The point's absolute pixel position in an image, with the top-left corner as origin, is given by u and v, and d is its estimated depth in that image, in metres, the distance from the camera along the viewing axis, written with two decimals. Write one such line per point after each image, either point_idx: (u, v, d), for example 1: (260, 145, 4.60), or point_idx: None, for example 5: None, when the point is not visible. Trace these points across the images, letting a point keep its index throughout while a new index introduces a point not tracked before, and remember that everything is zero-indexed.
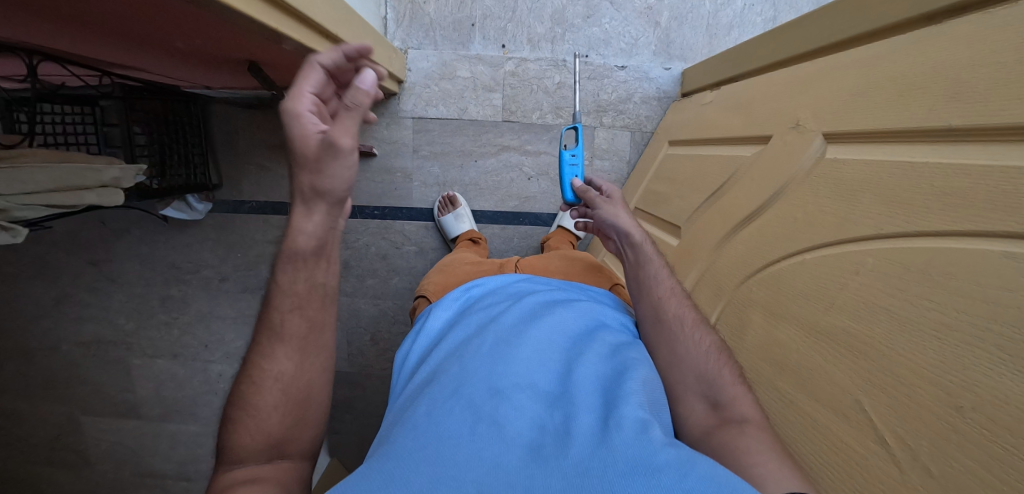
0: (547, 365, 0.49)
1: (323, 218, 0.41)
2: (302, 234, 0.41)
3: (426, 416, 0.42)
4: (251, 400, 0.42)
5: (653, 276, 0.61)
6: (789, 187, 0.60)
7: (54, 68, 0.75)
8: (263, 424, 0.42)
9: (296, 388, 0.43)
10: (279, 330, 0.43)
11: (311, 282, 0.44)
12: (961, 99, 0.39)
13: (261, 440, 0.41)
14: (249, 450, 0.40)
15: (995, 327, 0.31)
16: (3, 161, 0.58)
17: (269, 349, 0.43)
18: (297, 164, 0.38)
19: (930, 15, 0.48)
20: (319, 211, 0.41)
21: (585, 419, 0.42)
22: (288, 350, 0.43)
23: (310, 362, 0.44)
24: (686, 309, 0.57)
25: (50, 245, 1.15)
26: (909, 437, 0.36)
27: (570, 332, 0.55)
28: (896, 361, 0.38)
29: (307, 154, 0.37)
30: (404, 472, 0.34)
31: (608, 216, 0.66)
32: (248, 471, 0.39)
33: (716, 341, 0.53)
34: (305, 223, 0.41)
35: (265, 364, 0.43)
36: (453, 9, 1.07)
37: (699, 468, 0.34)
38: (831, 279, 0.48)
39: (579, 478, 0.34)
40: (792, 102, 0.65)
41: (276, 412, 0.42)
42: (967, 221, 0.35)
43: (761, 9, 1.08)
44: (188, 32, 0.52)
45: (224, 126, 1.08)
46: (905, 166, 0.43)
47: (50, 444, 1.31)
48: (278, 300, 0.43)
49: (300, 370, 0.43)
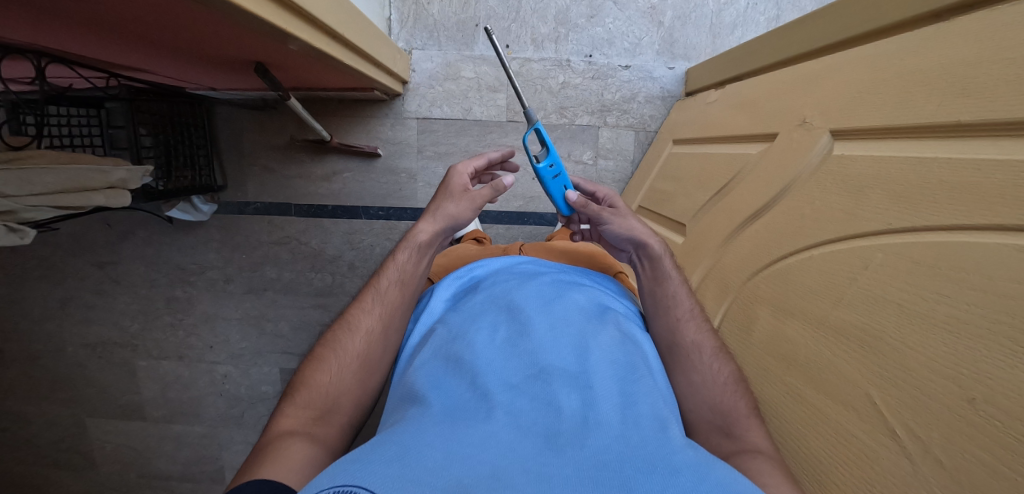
0: (562, 350, 0.48)
1: (440, 228, 0.61)
2: (423, 232, 0.61)
3: (439, 403, 0.42)
4: (342, 345, 0.54)
5: (672, 295, 0.61)
6: (796, 184, 0.60)
7: (62, 71, 0.76)
8: (328, 379, 0.52)
9: (376, 345, 0.55)
10: (381, 294, 0.59)
11: (404, 271, 0.60)
12: (969, 95, 0.39)
13: (343, 379, 0.52)
14: (330, 386, 0.51)
15: (1004, 318, 0.31)
16: (11, 161, 0.58)
17: (369, 306, 0.57)
18: (446, 194, 0.62)
19: (937, 13, 0.48)
20: (440, 224, 0.61)
21: (601, 409, 0.40)
22: (382, 311, 0.57)
23: (391, 328, 0.57)
24: (704, 337, 0.57)
25: (56, 247, 1.15)
26: (920, 429, 0.36)
27: (585, 319, 0.54)
28: (907, 355, 0.38)
29: (455, 191, 0.62)
30: (417, 447, 0.34)
31: (622, 230, 0.64)
32: (303, 414, 0.48)
33: (734, 374, 0.53)
34: (427, 226, 0.61)
35: (348, 325, 0.56)
36: (456, 9, 1.07)
37: (718, 473, 0.33)
38: (840, 274, 0.47)
39: (597, 468, 0.33)
40: (798, 100, 0.65)
41: (357, 358, 0.54)
42: (976, 214, 0.35)
43: (764, 8, 1.07)
44: (196, 33, 0.52)
45: (229, 127, 1.08)
46: (915, 161, 0.42)
47: (56, 446, 1.31)
48: (378, 280, 0.60)
49: (385, 331, 0.57)
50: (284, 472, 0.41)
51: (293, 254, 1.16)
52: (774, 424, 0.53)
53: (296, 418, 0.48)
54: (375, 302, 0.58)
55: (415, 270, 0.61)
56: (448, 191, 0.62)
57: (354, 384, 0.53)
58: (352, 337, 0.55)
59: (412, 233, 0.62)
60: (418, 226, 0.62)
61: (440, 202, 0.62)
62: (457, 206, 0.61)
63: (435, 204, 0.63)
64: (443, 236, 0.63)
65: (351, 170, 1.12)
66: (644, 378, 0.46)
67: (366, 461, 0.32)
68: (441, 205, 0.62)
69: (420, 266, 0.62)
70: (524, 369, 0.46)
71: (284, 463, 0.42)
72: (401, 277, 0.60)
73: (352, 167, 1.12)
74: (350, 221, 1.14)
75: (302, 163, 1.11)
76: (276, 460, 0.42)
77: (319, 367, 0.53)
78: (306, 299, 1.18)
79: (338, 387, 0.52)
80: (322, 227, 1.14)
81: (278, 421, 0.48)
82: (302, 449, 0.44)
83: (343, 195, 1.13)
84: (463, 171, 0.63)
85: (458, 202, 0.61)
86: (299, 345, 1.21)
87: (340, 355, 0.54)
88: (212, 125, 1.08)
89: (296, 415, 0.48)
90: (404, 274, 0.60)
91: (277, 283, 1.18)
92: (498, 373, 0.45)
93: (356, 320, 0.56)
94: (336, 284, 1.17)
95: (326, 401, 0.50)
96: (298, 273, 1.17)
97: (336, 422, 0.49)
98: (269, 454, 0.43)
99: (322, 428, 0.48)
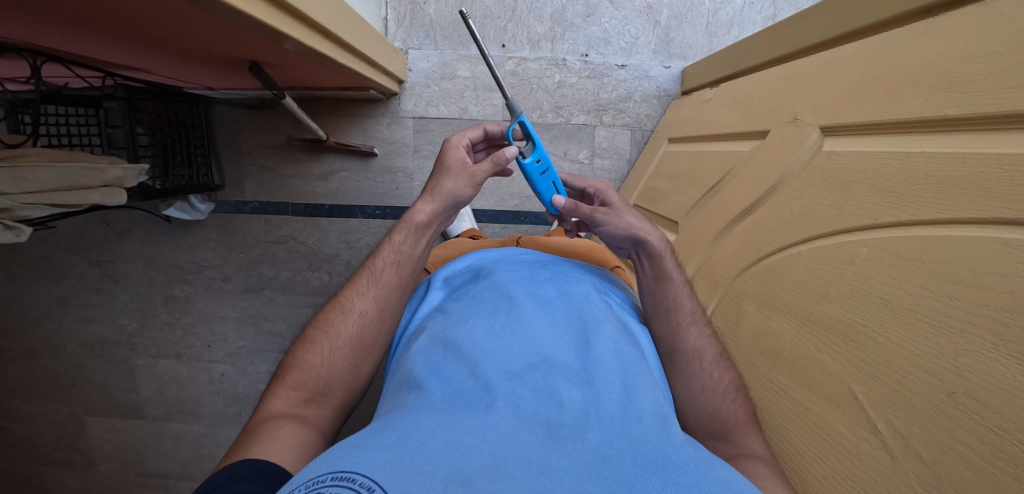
0: (563, 343, 0.49)
1: (438, 207, 0.60)
2: (420, 212, 0.60)
3: (439, 391, 0.42)
4: (335, 328, 0.54)
5: (674, 298, 0.59)
6: (786, 181, 0.60)
7: (59, 70, 0.76)
8: (319, 363, 0.52)
9: (370, 328, 0.55)
10: (377, 276, 0.58)
11: (400, 254, 0.59)
12: (957, 90, 0.39)
13: (335, 362, 0.53)
14: (322, 368, 0.52)
15: (987, 312, 0.31)
16: (6, 160, 0.59)
17: (363, 289, 0.57)
18: (444, 171, 0.60)
19: (927, 9, 0.48)
20: (438, 202, 0.60)
21: (602, 402, 0.41)
22: (376, 293, 0.57)
23: (386, 313, 0.57)
24: (706, 342, 0.56)
25: (55, 246, 1.16)
26: (901, 424, 0.36)
27: (586, 313, 0.54)
28: (889, 349, 0.38)
29: (454, 167, 0.60)
30: (417, 435, 0.34)
31: (615, 228, 0.63)
32: (293, 397, 0.49)
33: (735, 381, 0.52)
34: (424, 206, 0.60)
35: (341, 308, 0.56)
36: (453, 8, 1.07)
37: (717, 473, 0.33)
38: (826, 269, 0.47)
39: (597, 463, 0.33)
40: (790, 97, 0.65)
41: (349, 343, 0.54)
42: (961, 208, 0.35)
43: (761, 7, 1.08)
44: (190, 32, 0.53)
45: (226, 127, 1.09)
46: (902, 157, 0.42)
47: (55, 444, 1.32)
48: (374, 262, 0.59)
49: (380, 314, 0.56)
50: (274, 452, 0.42)
51: (291, 254, 1.16)
52: (760, 419, 0.53)
53: (288, 400, 0.49)
54: (368, 284, 0.57)
55: (413, 251, 0.60)
56: (445, 168, 0.60)
57: (346, 367, 0.53)
58: (344, 320, 0.55)
59: (411, 213, 0.60)
60: (416, 205, 0.60)
61: (439, 179, 0.61)
62: (454, 183, 0.59)
63: (433, 181, 0.61)
64: (441, 214, 0.61)
65: (347, 170, 1.12)
66: (644, 373, 0.46)
67: (366, 447, 0.32)
68: (439, 183, 0.60)
69: (418, 245, 0.60)
70: (525, 360, 0.46)
71: (275, 443, 0.43)
72: (398, 259, 0.59)
73: (349, 166, 1.12)
74: (347, 220, 1.15)
75: (299, 162, 1.12)
76: (267, 440, 0.43)
77: (311, 349, 0.53)
78: (304, 298, 1.19)
79: (330, 369, 0.52)
80: (319, 226, 1.15)
81: (270, 403, 0.49)
82: (293, 430, 0.45)
83: (340, 194, 1.14)
84: (457, 145, 0.62)
85: (456, 179, 0.59)
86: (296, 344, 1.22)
87: (331, 338, 0.54)
88: (210, 125, 1.08)
89: (286, 399, 0.49)
90: (399, 254, 0.59)
91: (274, 282, 1.18)
92: (499, 362, 0.45)
93: (349, 303, 0.56)
94: (333, 283, 1.18)
95: (318, 383, 0.51)
96: (295, 272, 1.17)
97: (325, 406, 0.50)
98: (262, 434, 0.44)
99: (311, 411, 0.49)
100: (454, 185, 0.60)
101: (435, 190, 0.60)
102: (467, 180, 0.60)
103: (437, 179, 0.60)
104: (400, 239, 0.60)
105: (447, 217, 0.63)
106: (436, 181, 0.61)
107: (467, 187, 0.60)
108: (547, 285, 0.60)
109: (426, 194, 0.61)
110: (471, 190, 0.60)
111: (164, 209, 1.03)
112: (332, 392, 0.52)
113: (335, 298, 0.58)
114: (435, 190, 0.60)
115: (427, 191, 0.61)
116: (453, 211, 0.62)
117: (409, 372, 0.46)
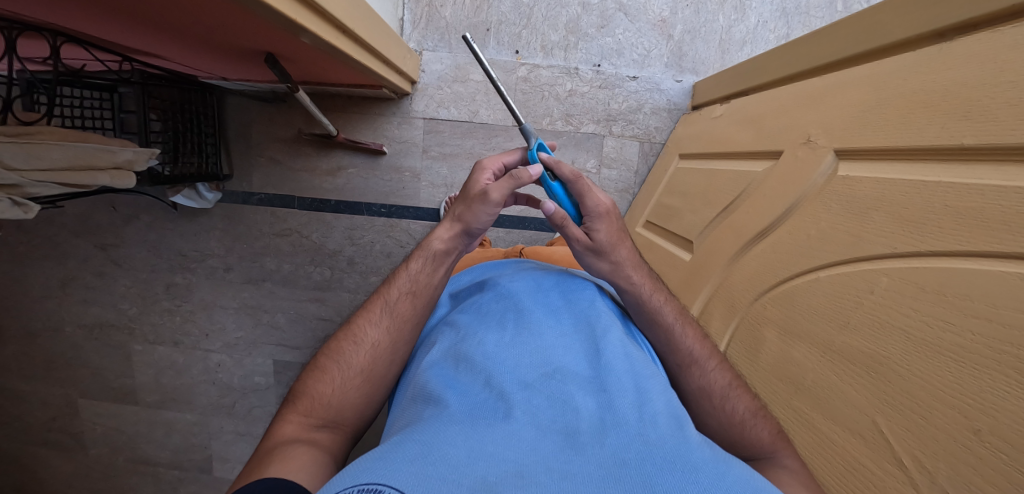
0: (574, 355, 0.48)
1: (458, 233, 0.59)
2: (439, 240, 0.60)
3: (455, 402, 0.41)
4: (346, 358, 0.53)
5: (670, 340, 0.56)
6: (803, 202, 0.59)
7: (78, 53, 0.77)
8: (330, 393, 0.51)
9: (382, 359, 0.54)
10: (391, 305, 0.57)
11: (417, 280, 0.59)
12: (972, 118, 0.38)
13: (346, 392, 0.52)
14: (333, 397, 0.51)
15: (1014, 350, 0.30)
16: (18, 136, 0.59)
17: (376, 318, 0.56)
18: (463, 198, 0.61)
19: (940, 32, 0.48)
20: (457, 229, 0.60)
21: (618, 407, 0.40)
22: (390, 323, 0.56)
23: (400, 342, 0.56)
24: (718, 376, 0.53)
25: (59, 227, 1.17)
26: (927, 459, 0.35)
27: (596, 324, 0.53)
28: (915, 384, 0.37)
29: (473, 192, 0.60)
30: (438, 446, 0.33)
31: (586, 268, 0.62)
32: (304, 426, 0.49)
33: (751, 406, 0.50)
34: (444, 233, 0.60)
35: (353, 338, 0.55)
36: (469, 13, 1.08)
37: (735, 472, 0.33)
38: (846, 298, 0.47)
39: (617, 467, 0.32)
40: (804, 117, 0.65)
41: (361, 373, 0.53)
42: (980, 240, 0.35)
43: (774, 25, 1.08)
44: (206, 19, 0.53)
45: (238, 118, 1.10)
46: (918, 185, 0.42)
47: (47, 425, 1.32)
48: (389, 292, 0.59)
49: (392, 345, 0.55)
50: (291, 471, 0.41)
51: (294, 248, 1.16)
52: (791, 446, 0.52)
53: (299, 425, 0.49)
54: (381, 313, 0.57)
55: (433, 281, 0.60)
56: (467, 193, 0.60)
57: (359, 398, 0.52)
58: (355, 350, 0.54)
59: (433, 236, 0.61)
60: (437, 230, 0.61)
61: (461, 202, 0.61)
62: (471, 208, 0.58)
63: (455, 206, 0.62)
64: (460, 241, 0.60)
65: (356, 167, 1.13)
66: (656, 378, 0.45)
67: (389, 460, 0.32)
68: (460, 206, 0.60)
69: (437, 274, 0.60)
70: (539, 369, 0.45)
71: (291, 463, 0.42)
72: (414, 289, 0.58)
73: (357, 163, 1.13)
74: (353, 217, 1.15)
75: (309, 157, 1.12)
76: (282, 461, 0.43)
77: (321, 377, 0.53)
78: (304, 292, 1.19)
79: (341, 399, 0.51)
80: (323, 220, 1.15)
81: (279, 431, 0.48)
82: (307, 452, 0.45)
83: (347, 190, 1.14)
84: (486, 169, 0.61)
85: (474, 205, 0.58)
86: (293, 338, 1.21)
87: (341, 368, 0.53)
88: (221, 116, 1.09)
89: (297, 428, 0.48)
90: (415, 285, 0.58)
91: (276, 275, 1.18)
92: (513, 371, 0.44)
93: (360, 333, 0.56)
94: (334, 278, 1.18)
95: (329, 410, 0.50)
96: (297, 266, 1.17)
97: (335, 429, 0.50)
98: (275, 456, 0.44)
99: (323, 436, 0.48)
100: (473, 209, 0.58)
101: (456, 214, 0.60)
102: (486, 204, 0.57)
103: (460, 203, 0.61)
104: (418, 267, 0.59)
105: (466, 244, 0.62)
106: (459, 205, 0.61)
107: (486, 210, 0.58)
108: (553, 295, 0.60)
109: (450, 216, 0.61)
110: (484, 217, 0.58)
111: (172, 196, 1.03)
112: (344, 417, 0.51)
113: (347, 327, 0.57)
114: (455, 215, 0.60)
115: (450, 213, 0.62)
116: (471, 236, 0.61)
117: (423, 387, 0.45)
